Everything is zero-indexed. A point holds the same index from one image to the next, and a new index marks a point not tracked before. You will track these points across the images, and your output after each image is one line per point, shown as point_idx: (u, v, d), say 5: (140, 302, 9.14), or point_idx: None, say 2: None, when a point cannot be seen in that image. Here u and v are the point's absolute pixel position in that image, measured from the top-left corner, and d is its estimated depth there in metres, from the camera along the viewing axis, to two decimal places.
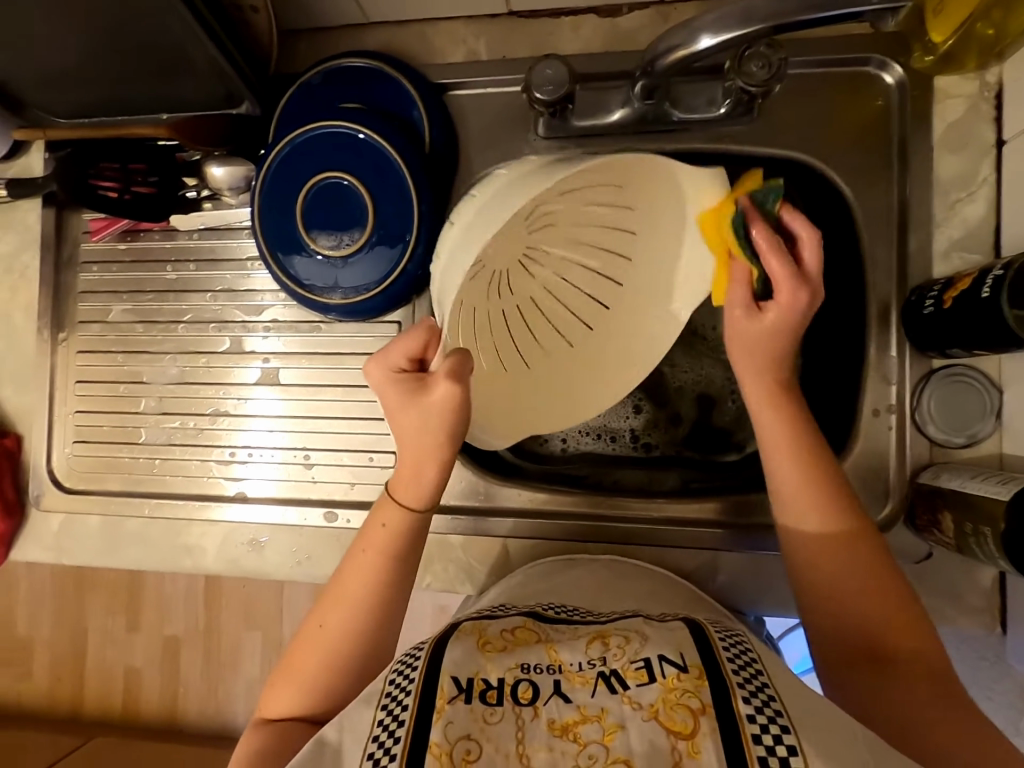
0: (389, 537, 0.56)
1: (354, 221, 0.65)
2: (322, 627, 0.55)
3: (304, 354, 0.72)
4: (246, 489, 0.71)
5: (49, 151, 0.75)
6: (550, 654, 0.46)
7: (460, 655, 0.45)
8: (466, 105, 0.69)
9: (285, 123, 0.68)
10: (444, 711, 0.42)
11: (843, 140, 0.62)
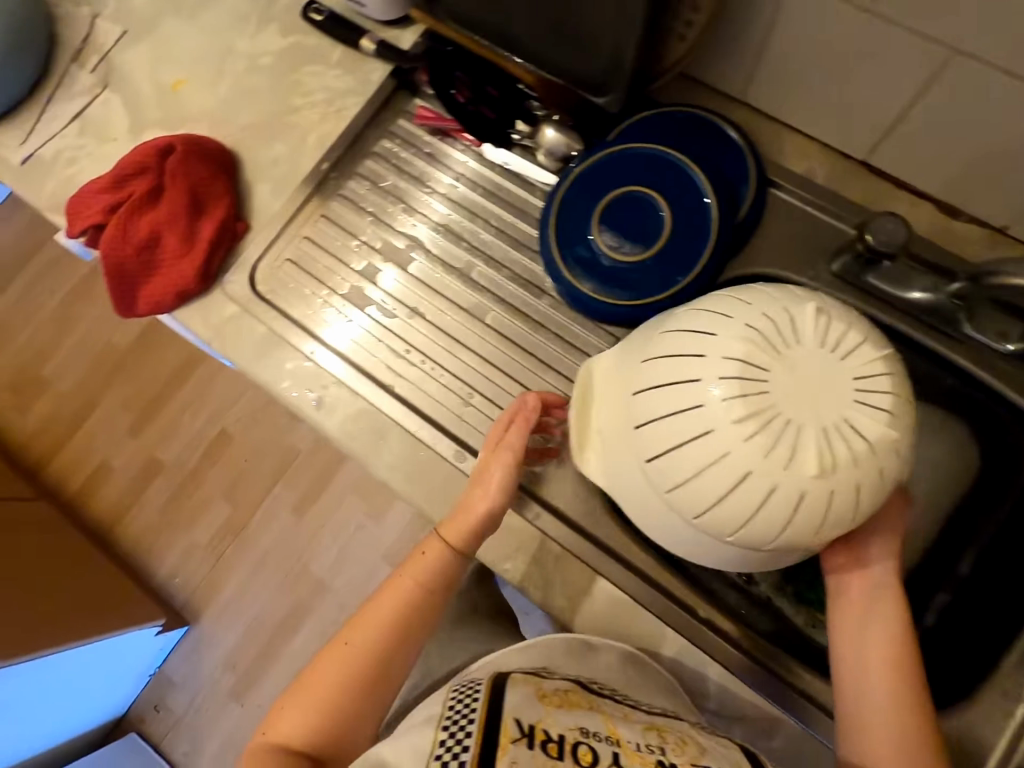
0: (423, 565, 0.65)
1: (643, 238, 0.68)
2: (308, 674, 0.64)
3: (450, 268, 0.78)
4: (332, 341, 0.76)
5: (423, 38, 0.84)
6: (608, 728, 0.55)
7: (521, 704, 0.57)
8: (782, 208, 0.72)
9: (633, 131, 0.73)
10: (507, 750, 0.51)
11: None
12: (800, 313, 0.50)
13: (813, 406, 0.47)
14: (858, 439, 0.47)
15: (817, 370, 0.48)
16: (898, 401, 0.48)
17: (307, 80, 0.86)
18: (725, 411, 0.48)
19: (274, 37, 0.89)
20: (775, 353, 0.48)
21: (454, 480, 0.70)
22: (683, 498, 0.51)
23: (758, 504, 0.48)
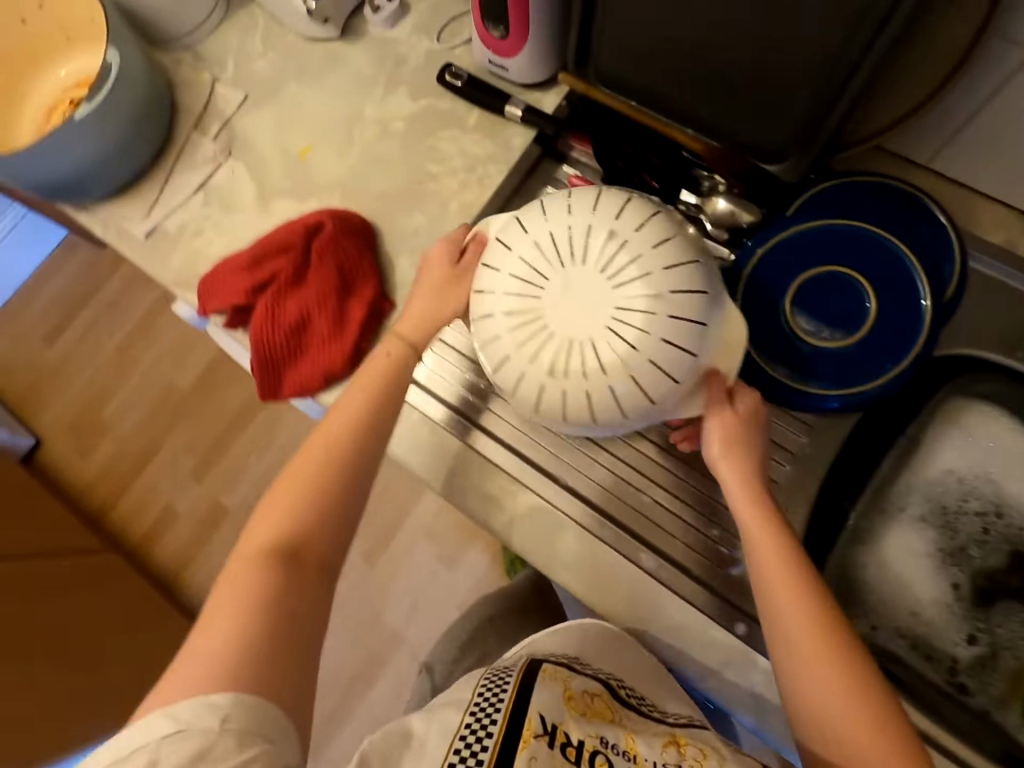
0: (385, 363, 0.63)
1: (844, 321, 0.64)
2: (266, 508, 0.58)
3: None
4: (429, 378, 0.74)
5: (569, 102, 0.80)
6: (627, 741, 0.57)
7: (549, 699, 0.56)
8: (984, 283, 0.67)
9: (822, 203, 0.69)
10: (528, 744, 0.52)
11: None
12: (566, 223, 0.58)
13: (579, 319, 0.56)
14: (591, 355, 0.55)
15: (589, 289, 0.55)
16: (700, 334, 0.57)
17: (444, 145, 0.82)
18: (503, 320, 0.57)
19: (405, 99, 0.85)
20: (542, 270, 0.56)
21: (640, 585, 0.68)
22: (544, 416, 0.60)
23: (557, 402, 0.58)
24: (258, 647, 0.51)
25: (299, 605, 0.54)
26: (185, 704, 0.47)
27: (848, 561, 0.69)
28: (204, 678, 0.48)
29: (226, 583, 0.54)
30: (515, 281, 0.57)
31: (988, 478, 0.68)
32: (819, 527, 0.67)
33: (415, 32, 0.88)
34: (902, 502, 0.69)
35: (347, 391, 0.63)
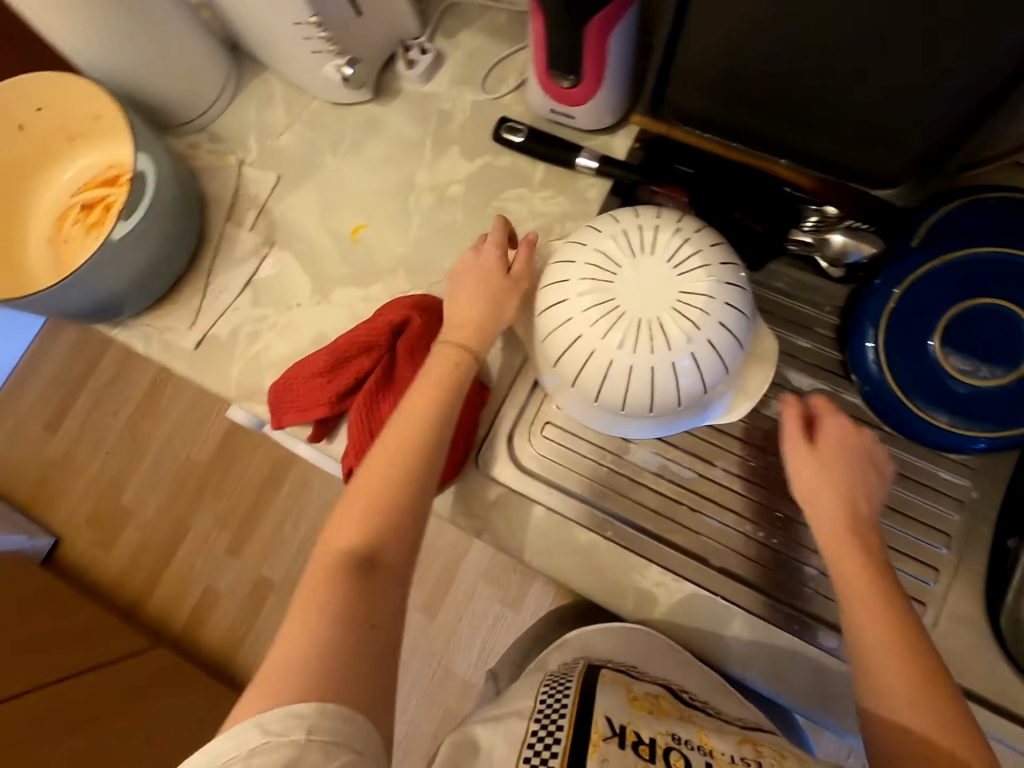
0: (452, 375, 0.59)
1: (1001, 356, 0.59)
2: (340, 518, 0.53)
3: None
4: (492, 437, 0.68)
5: (642, 143, 0.74)
6: (700, 737, 0.53)
7: (613, 702, 0.55)
8: None
9: (948, 230, 0.64)
10: (599, 747, 0.49)
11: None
12: (651, 226, 0.54)
13: (646, 303, 0.52)
14: (679, 337, 0.52)
15: (651, 270, 0.52)
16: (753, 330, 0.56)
17: (512, 207, 0.76)
18: (592, 326, 0.53)
19: (459, 161, 0.79)
20: (621, 264, 0.53)
21: (823, 669, 0.62)
22: (611, 406, 0.56)
23: (624, 387, 0.54)
24: (307, 654, 0.45)
25: (383, 652, 0.48)
26: (272, 713, 0.42)
27: None
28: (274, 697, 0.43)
29: (286, 633, 0.46)
30: (610, 286, 0.53)
31: None
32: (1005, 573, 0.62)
33: (457, 85, 0.81)
34: None
35: (400, 408, 0.57)
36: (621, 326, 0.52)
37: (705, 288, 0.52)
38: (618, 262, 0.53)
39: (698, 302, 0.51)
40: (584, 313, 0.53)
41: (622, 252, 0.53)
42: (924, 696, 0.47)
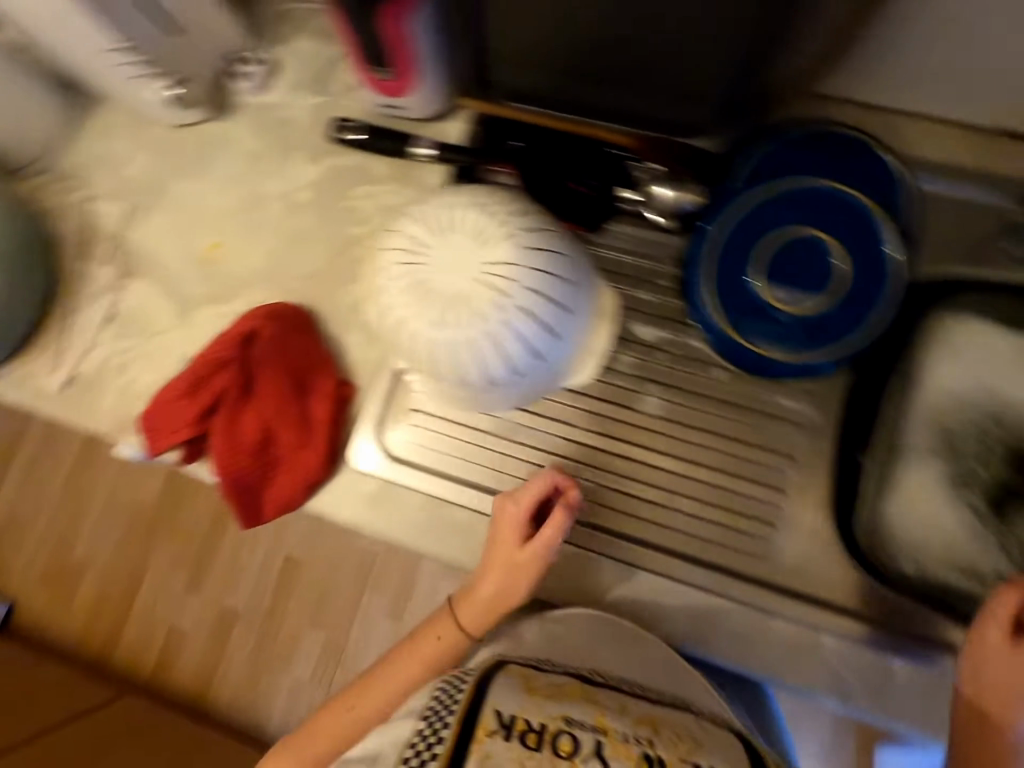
0: (519, 592, 0.61)
1: (816, 281, 0.62)
2: (313, 735, 0.61)
3: None
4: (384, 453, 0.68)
5: (476, 124, 0.76)
6: (597, 719, 0.50)
7: (505, 690, 0.51)
8: (938, 204, 0.67)
9: (758, 171, 0.67)
10: (483, 743, 0.47)
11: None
12: (454, 202, 0.56)
13: (453, 278, 0.53)
14: (488, 306, 0.53)
15: (454, 244, 0.54)
16: (571, 290, 0.60)
17: (361, 204, 0.77)
18: (406, 306, 0.54)
19: (304, 165, 0.79)
20: (427, 242, 0.54)
21: (688, 599, 0.65)
22: (447, 380, 0.58)
23: (451, 361, 0.56)
24: None
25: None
26: None
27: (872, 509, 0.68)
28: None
29: None
30: (418, 265, 0.54)
31: (993, 385, 0.66)
32: (847, 483, 0.67)
33: (293, 90, 0.81)
34: (910, 435, 0.67)
35: (387, 663, 0.63)
36: (432, 303, 0.53)
37: (508, 257, 0.54)
38: (424, 240, 0.54)
39: (500, 271, 0.53)
40: (396, 294, 0.54)
41: (428, 231, 0.55)
42: None
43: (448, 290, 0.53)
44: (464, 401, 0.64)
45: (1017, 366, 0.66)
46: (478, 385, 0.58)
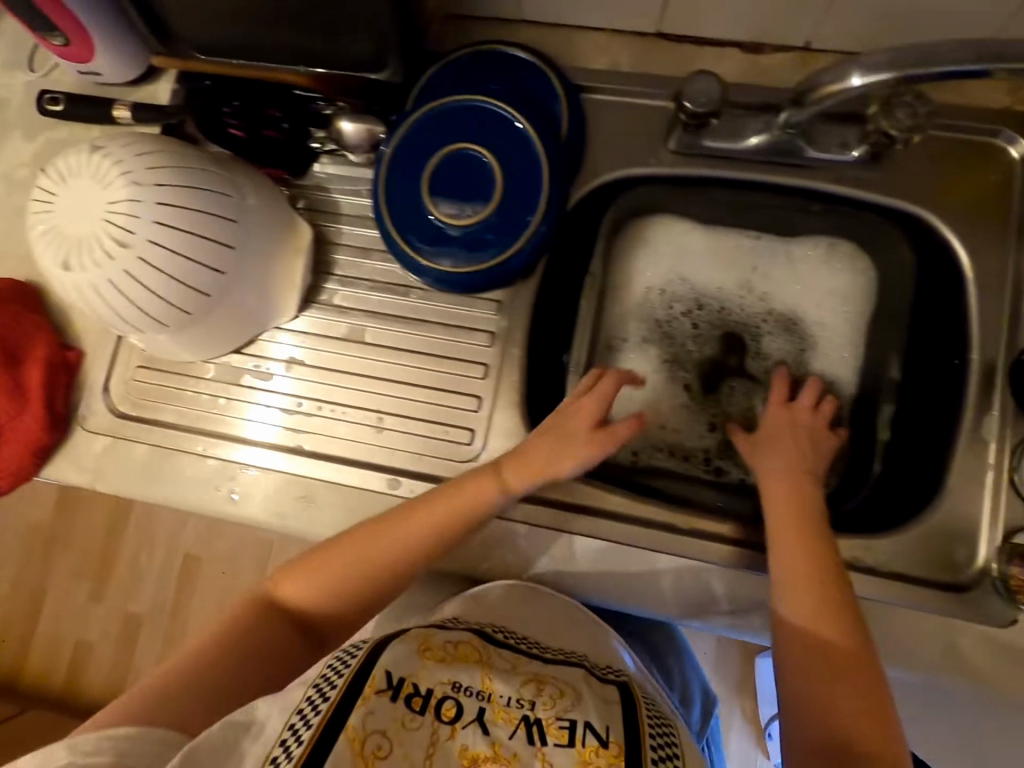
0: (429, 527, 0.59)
1: (479, 193, 0.65)
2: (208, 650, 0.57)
3: (356, 309, 0.71)
4: (256, 432, 0.70)
5: (180, 82, 0.77)
6: (483, 680, 0.54)
7: (400, 653, 0.55)
8: (602, 108, 0.70)
9: (430, 93, 0.69)
10: (368, 700, 0.50)
11: (975, 194, 0.63)
12: (82, 149, 0.57)
13: (77, 221, 0.55)
14: (114, 245, 0.55)
15: (75, 189, 0.55)
16: (230, 224, 0.62)
17: None
18: (43, 254, 0.56)
19: (22, 144, 0.79)
20: (53, 190, 0.55)
21: None
22: (116, 324, 0.60)
23: (102, 303, 0.57)
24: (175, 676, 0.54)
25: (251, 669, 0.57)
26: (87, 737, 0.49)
27: None
28: (190, 705, 0.53)
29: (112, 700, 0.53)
30: (46, 214, 0.55)
31: (679, 280, 0.74)
32: (546, 383, 0.70)
33: (8, 71, 0.81)
34: (619, 333, 0.73)
35: (403, 522, 0.59)
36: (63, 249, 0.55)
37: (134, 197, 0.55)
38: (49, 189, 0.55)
39: (120, 210, 0.54)
40: (37, 246, 0.56)
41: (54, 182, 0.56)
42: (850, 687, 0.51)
43: (75, 234, 0.55)
44: (164, 348, 0.67)
45: (703, 260, 0.74)
46: (151, 329, 0.61)
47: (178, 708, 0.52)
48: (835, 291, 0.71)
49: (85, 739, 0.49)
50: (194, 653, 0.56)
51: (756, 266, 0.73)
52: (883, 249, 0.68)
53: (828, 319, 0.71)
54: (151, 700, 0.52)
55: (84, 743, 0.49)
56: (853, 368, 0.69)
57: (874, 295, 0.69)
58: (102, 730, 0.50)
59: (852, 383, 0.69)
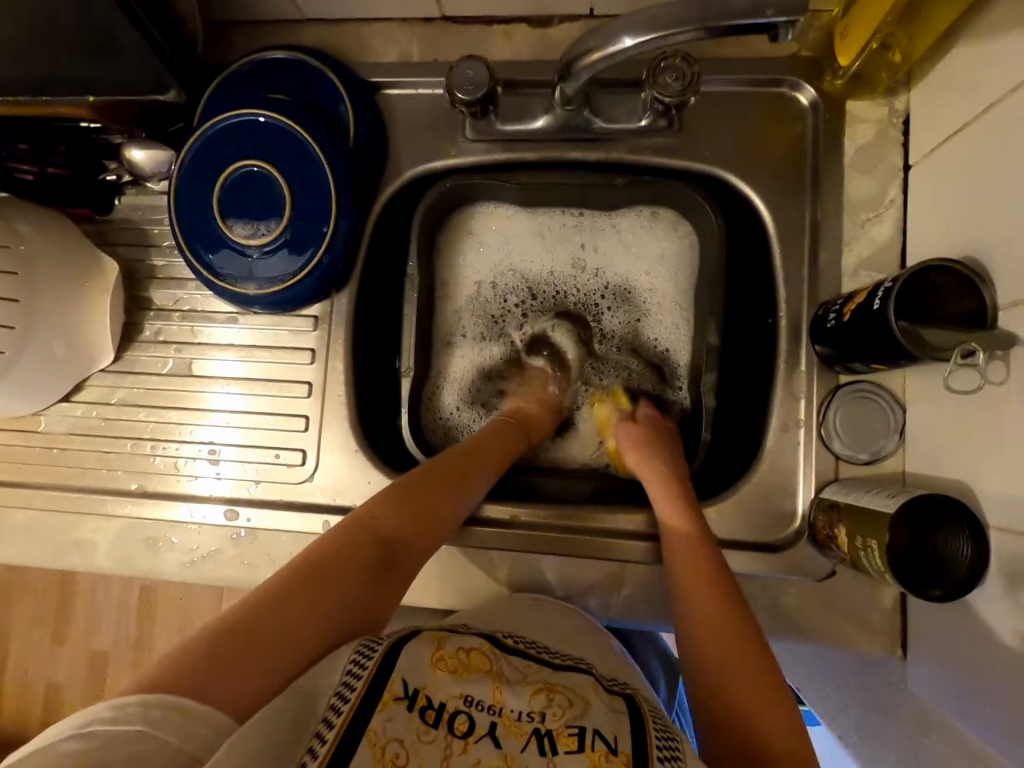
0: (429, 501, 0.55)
1: (271, 210, 0.63)
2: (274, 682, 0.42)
3: (263, 348, 0.68)
4: (198, 489, 0.67)
5: None
6: (494, 693, 0.44)
7: (413, 657, 0.44)
8: (398, 104, 0.68)
9: (210, 110, 0.66)
10: (387, 707, 0.41)
11: (771, 147, 0.62)
12: None
13: None
14: None
15: None
16: (12, 278, 0.61)
17: None
18: None
19: None
20: None
21: (242, 542, 0.65)
22: None
23: None
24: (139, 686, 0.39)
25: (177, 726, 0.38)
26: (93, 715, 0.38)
27: (426, 411, 0.72)
28: (233, 680, 0.41)
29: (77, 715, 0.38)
30: None
31: (507, 269, 0.74)
32: (379, 391, 0.70)
33: None
34: (455, 331, 0.74)
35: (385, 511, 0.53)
36: None
37: None
38: None
39: None
40: None
41: None
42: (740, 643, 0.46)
43: None
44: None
45: (529, 245, 0.73)
46: None
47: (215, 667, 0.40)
48: (661, 261, 0.71)
49: (102, 707, 0.38)
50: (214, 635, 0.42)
51: (583, 245, 0.72)
52: (695, 215, 0.66)
53: (657, 292, 0.71)
54: (190, 666, 0.40)
55: (108, 716, 0.37)
56: (682, 339, 0.70)
57: (694, 263, 0.69)
58: (118, 701, 0.38)
59: (684, 357, 0.70)
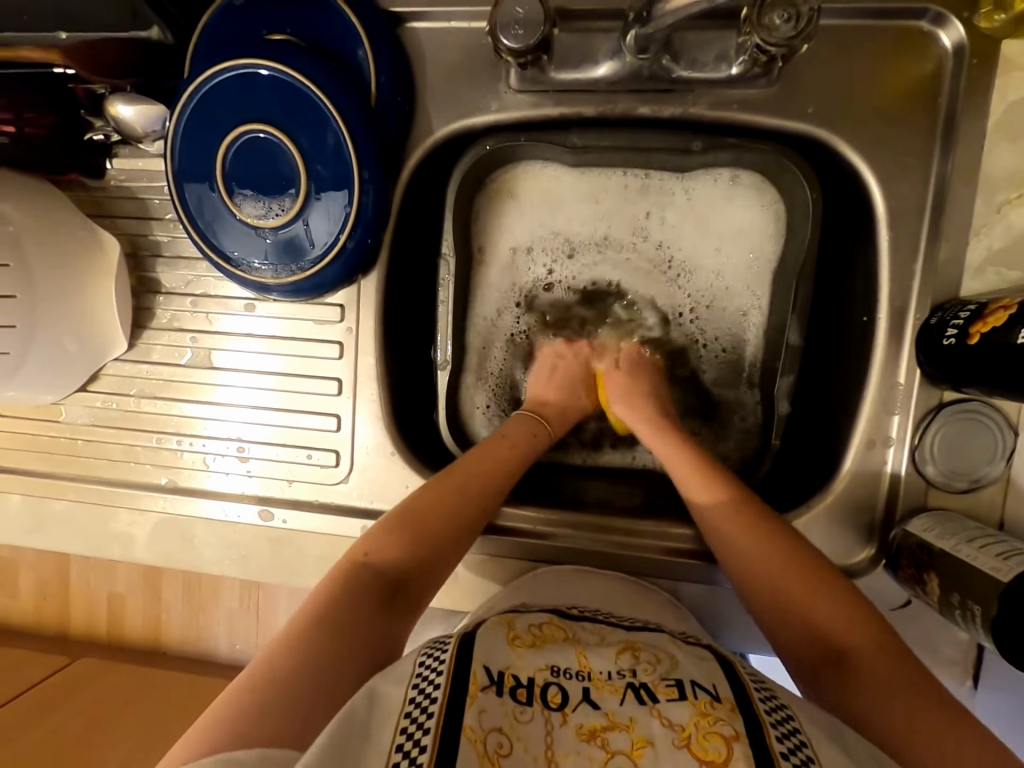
0: (439, 514, 0.50)
1: (284, 185, 0.54)
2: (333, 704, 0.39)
3: (288, 339, 0.61)
4: (230, 488, 0.64)
5: None
6: (579, 659, 0.40)
7: (489, 641, 0.40)
8: (426, 42, 0.55)
9: (204, 54, 0.55)
10: (476, 699, 0.36)
11: (890, 104, 0.50)
12: None
13: None
14: None
15: None
16: (5, 273, 0.55)
17: None
18: None
19: None
20: None
21: (280, 541, 0.63)
22: None
23: None
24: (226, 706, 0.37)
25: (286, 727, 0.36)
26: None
27: (464, 399, 0.67)
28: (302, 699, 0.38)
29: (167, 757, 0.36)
30: None
31: (553, 235, 0.64)
32: (412, 382, 0.65)
33: None
34: (493, 312, 0.66)
35: (394, 538, 0.48)
36: None
37: None
38: None
39: None
40: None
41: None
42: (835, 600, 0.43)
43: None
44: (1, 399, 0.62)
45: (584, 211, 0.62)
46: None
47: (255, 721, 0.36)
48: (737, 236, 0.60)
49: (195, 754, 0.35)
50: (244, 690, 0.38)
51: (647, 207, 0.61)
52: (787, 186, 0.55)
53: (732, 268, 0.61)
54: (234, 724, 0.36)
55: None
56: (755, 335, 0.62)
57: (777, 242, 0.59)
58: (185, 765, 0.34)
59: (755, 350, 0.62)
